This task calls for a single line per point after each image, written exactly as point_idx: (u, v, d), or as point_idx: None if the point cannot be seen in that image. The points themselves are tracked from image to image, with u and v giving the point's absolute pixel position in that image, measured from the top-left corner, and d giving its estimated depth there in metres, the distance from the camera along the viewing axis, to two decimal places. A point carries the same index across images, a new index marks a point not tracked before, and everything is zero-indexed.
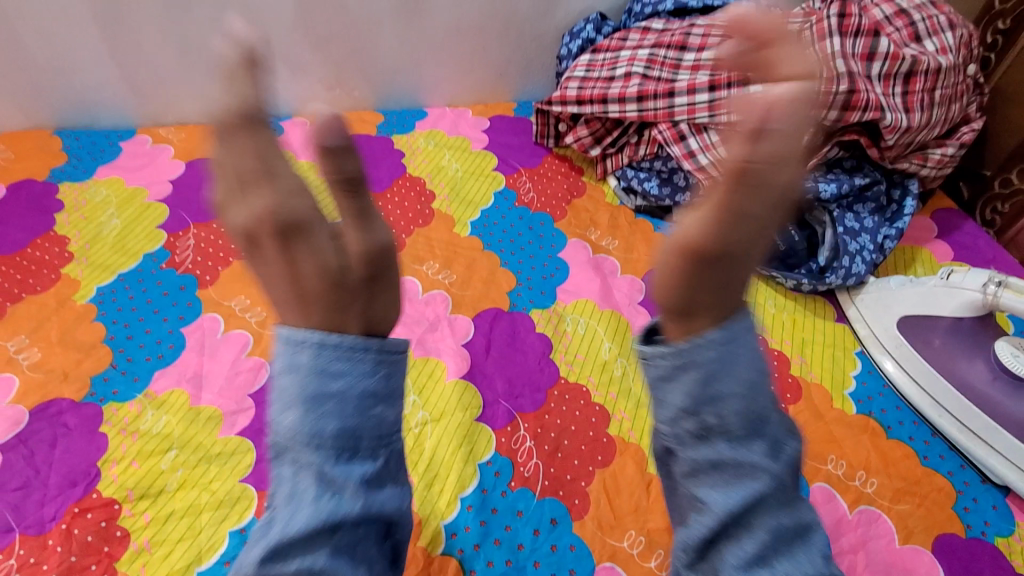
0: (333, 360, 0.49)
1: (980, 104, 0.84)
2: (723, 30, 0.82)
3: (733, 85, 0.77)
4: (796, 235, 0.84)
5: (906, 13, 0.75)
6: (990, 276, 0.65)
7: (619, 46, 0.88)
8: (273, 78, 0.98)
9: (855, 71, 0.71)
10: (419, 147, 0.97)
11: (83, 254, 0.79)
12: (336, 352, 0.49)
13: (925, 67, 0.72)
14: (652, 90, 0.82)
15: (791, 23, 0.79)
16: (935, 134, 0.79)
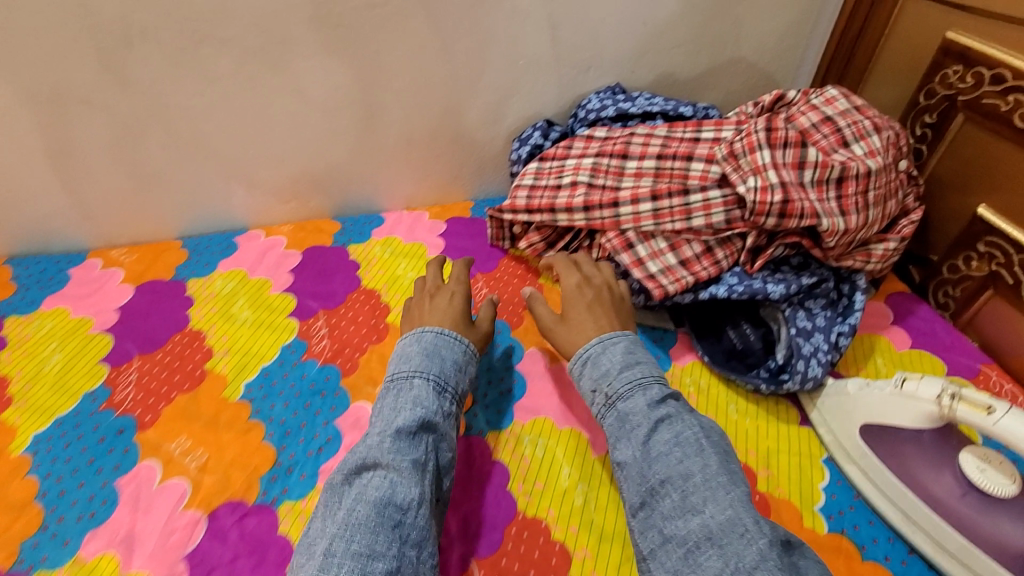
0: (415, 348, 0.71)
1: (918, 194, 0.87)
2: (662, 138, 0.85)
3: (674, 194, 0.80)
4: (753, 334, 0.83)
5: (832, 119, 0.78)
6: (943, 386, 0.62)
7: (564, 155, 0.90)
8: (227, 196, 0.99)
9: (787, 180, 0.73)
10: (374, 256, 0.97)
11: (19, 397, 0.76)
12: (421, 342, 0.72)
13: (856, 172, 0.74)
14: (597, 201, 0.83)
15: (725, 131, 0.83)
16: (874, 231, 0.80)
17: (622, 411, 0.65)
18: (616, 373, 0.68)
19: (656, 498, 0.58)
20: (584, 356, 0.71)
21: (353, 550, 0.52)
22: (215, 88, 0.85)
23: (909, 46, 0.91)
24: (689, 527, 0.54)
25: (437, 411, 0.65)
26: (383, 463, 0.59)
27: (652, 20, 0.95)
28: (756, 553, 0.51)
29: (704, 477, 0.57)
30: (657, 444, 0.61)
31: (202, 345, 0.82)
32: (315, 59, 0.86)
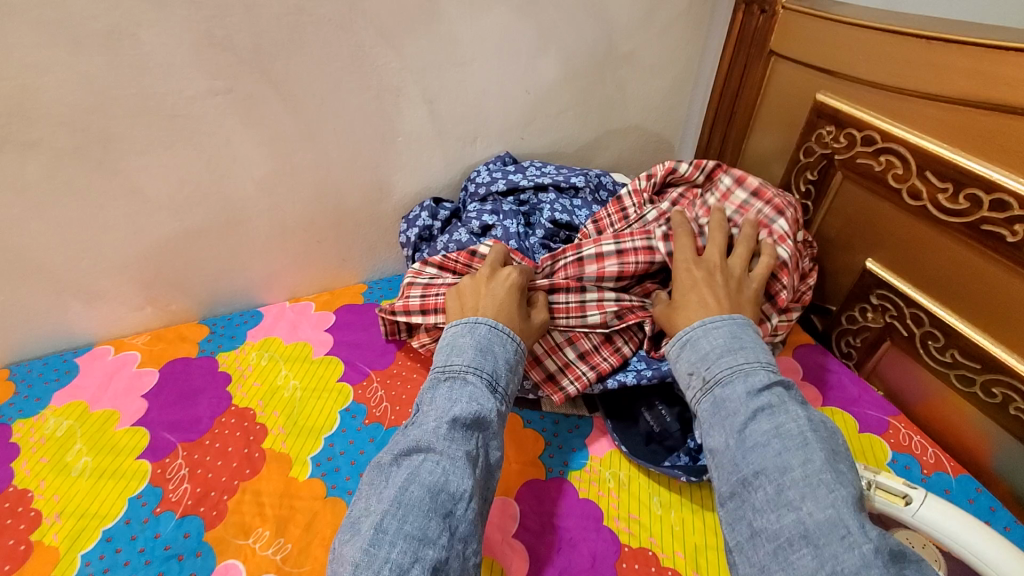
0: (468, 339, 0.66)
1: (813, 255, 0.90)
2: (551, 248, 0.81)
3: (571, 290, 0.77)
4: (667, 413, 0.78)
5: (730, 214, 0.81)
6: (859, 472, 0.58)
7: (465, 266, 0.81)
8: (63, 312, 0.84)
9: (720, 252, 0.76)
10: (249, 365, 0.85)
11: None
12: (473, 334, 0.66)
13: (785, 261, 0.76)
14: None
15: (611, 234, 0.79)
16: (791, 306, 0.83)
17: (718, 397, 0.58)
18: (717, 356, 0.61)
19: (749, 489, 0.52)
20: (683, 339, 0.66)
21: (404, 531, 0.50)
22: (25, 197, 0.72)
23: (783, 102, 0.92)
24: (783, 524, 0.48)
25: (491, 408, 0.60)
26: (436, 449, 0.55)
27: (534, 88, 0.91)
28: (857, 560, 0.44)
29: (805, 472, 0.50)
30: (753, 434, 0.54)
31: (26, 510, 0.68)
32: (150, 153, 0.75)
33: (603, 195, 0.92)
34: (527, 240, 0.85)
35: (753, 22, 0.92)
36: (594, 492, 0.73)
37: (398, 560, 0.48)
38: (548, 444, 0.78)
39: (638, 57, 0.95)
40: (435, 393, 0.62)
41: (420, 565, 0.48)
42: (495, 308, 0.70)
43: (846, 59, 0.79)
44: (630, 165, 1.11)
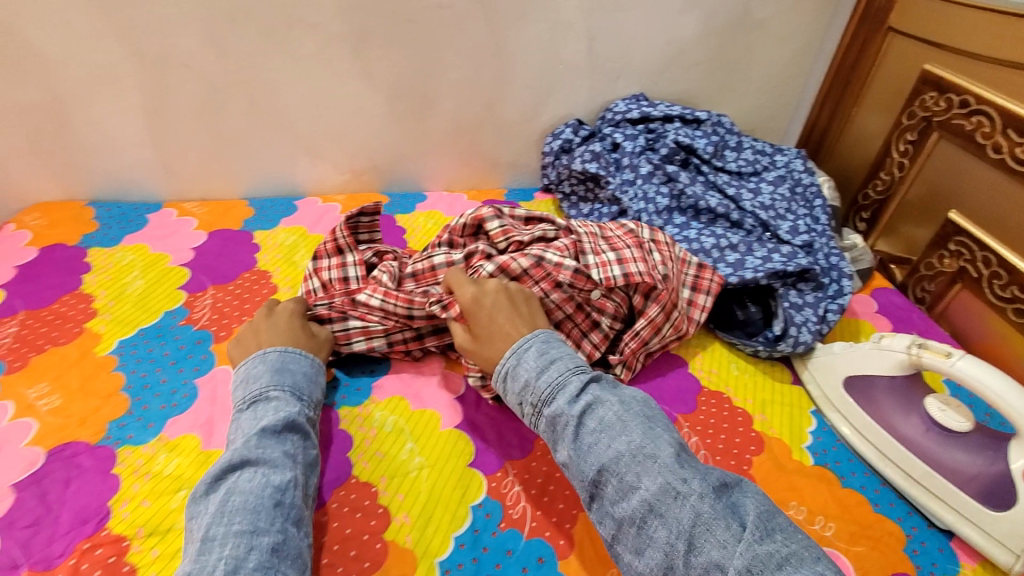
0: (261, 367, 0.67)
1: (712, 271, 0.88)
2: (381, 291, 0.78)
3: (400, 312, 0.77)
4: (755, 310, 0.91)
5: (542, 263, 0.77)
6: (912, 339, 0.74)
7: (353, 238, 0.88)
8: (293, 163, 1.11)
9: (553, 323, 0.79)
10: (419, 225, 1.09)
11: (107, 310, 0.86)
12: (265, 361, 0.68)
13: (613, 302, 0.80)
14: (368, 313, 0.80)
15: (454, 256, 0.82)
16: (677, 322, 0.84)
17: (550, 415, 0.57)
18: (536, 377, 0.60)
19: (599, 487, 0.53)
20: (503, 372, 0.63)
21: (233, 530, 0.50)
22: (298, 66, 0.99)
23: (894, 75, 1.07)
24: (632, 507, 0.50)
25: (299, 414, 0.64)
26: (251, 459, 0.56)
27: (676, 39, 1.10)
28: (691, 511, 0.48)
29: (631, 454, 0.52)
30: (585, 436, 0.55)
31: (267, 282, 0.93)
32: (386, 47, 1.00)
33: (720, 131, 1.12)
34: (652, 156, 1.06)
35: (875, 3, 1.08)
36: (682, 351, 0.89)
37: (232, 555, 0.48)
38: None
39: (768, 25, 1.12)
40: (237, 401, 0.64)
41: (256, 549, 0.49)
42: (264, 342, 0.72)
43: (954, 35, 0.95)
44: (743, 123, 1.26)
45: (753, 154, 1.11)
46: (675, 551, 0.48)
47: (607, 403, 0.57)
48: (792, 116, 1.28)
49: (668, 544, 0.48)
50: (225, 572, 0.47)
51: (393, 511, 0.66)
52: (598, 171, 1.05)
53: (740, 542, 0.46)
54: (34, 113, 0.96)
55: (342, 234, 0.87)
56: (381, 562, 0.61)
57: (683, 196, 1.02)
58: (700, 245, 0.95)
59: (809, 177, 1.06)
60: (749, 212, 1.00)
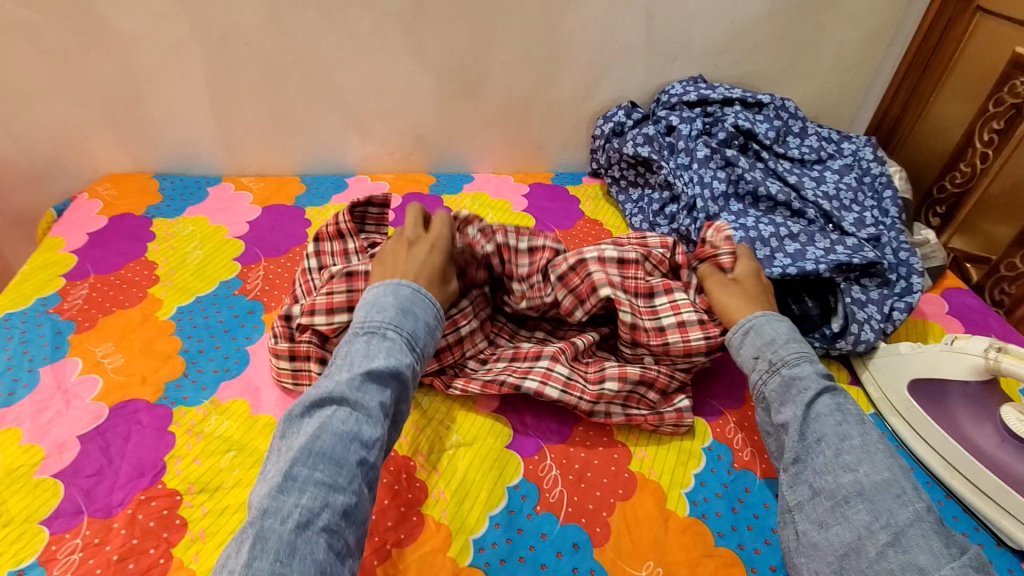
0: (390, 299, 0.64)
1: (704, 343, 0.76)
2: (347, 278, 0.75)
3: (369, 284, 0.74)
4: (812, 304, 0.88)
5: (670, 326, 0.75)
6: (990, 343, 0.70)
7: (356, 225, 0.85)
8: (344, 141, 1.13)
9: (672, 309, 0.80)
10: (466, 206, 1.08)
11: (168, 278, 0.90)
12: (397, 295, 0.65)
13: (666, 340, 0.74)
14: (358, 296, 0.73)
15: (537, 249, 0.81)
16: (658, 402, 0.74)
17: (789, 376, 0.62)
18: (784, 343, 0.66)
19: (810, 454, 0.57)
20: (746, 326, 0.69)
21: (315, 479, 0.50)
22: (354, 44, 1.00)
23: (978, 59, 1.00)
24: (840, 483, 0.54)
25: (407, 369, 0.59)
26: (348, 400, 0.55)
27: (740, 19, 1.05)
28: (911, 513, 0.50)
29: (863, 441, 0.56)
30: (817, 407, 0.59)
31: None
32: (441, 26, 1.00)
33: (783, 116, 1.07)
34: (709, 140, 1.02)
35: None
36: None
37: (307, 506, 0.49)
38: None
39: (841, 4, 1.05)
40: (349, 336, 0.61)
41: (330, 509, 0.49)
42: (405, 266, 0.69)
43: None
44: (807, 109, 1.20)
45: (817, 141, 1.06)
46: (872, 537, 0.49)
47: (837, 394, 0.61)
48: (862, 102, 1.20)
49: (865, 527, 0.50)
50: (299, 524, 0.47)
51: (430, 486, 0.66)
52: (651, 155, 1.02)
53: (953, 561, 0.47)
54: (108, 86, 1.01)
55: (344, 219, 0.84)
56: (415, 536, 0.62)
57: (740, 182, 0.98)
58: (757, 234, 0.91)
59: (879, 167, 1.00)
60: (812, 202, 0.95)
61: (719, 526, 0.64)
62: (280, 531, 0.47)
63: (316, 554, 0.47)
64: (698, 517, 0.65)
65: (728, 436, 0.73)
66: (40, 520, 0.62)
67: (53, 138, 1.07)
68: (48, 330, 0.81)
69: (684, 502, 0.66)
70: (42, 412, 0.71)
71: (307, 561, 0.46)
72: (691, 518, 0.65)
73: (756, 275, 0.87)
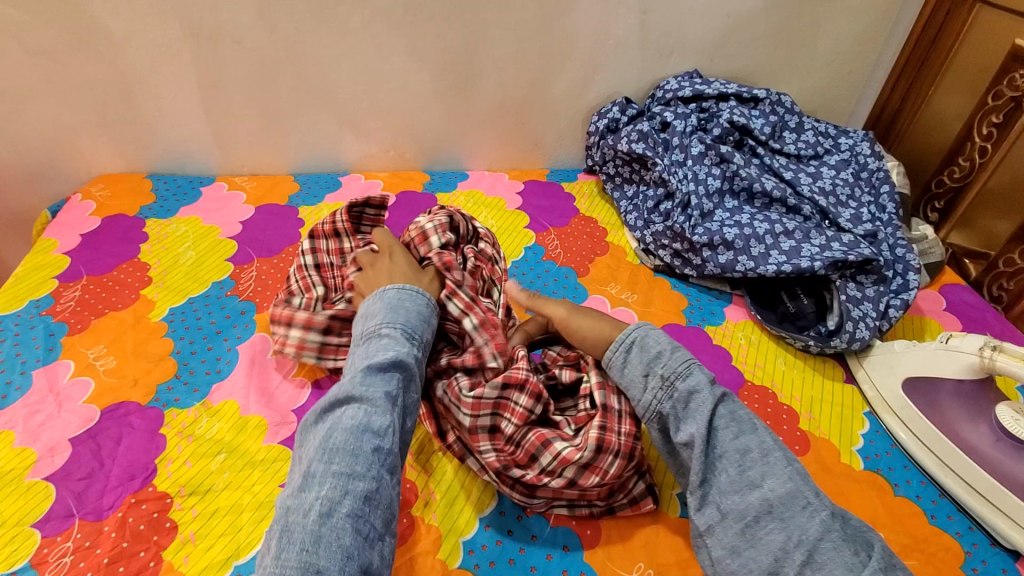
0: (377, 304, 0.64)
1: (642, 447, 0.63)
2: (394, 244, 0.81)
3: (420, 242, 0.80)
4: (807, 301, 0.88)
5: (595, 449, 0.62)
6: (985, 341, 0.69)
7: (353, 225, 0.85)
8: (338, 139, 1.12)
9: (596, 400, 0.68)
10: (460, 204, 1.08)
11: (161, 279, 0.90)
12: (383, 299, 0.65)
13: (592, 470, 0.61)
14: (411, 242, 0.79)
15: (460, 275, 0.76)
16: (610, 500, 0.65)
17: (683, 389, 0.60)
18: (668, 354, 0.63)
19: (714, 473, 0.57)
20: (626, 342, 0.65)
21: (331, 471, 0.49)
22: (345, 41, 0.99)
23: (978, 52, 0.99)
24: (748, 502, 0.54)
25: (409, 356, 0.59)
26: (355, 395, 0.54)
27: (735, 13, 1.04)
28: (819, 525, 0.51)
29: (762, 452, 0.56)
30: (716, 420, 0.58)
31: None
32: (432, 23, 0.99)
33: (779, 110, 1.05)
34: (704, 135, 1.01)
35: None
36: (725, 342, 0.84)
37: (327, 496, 0.47)
38: (691, 303, 0.90)
39: None
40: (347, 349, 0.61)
41: (351, 496, 0.47)
42: (389, 278, 0.70)
43: None
44: (806, 103, 1.18)
45: (814, 136, 1.05)
46: (790, 558, 0.50)
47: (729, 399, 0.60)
48: (861, 96, 1.18)
49: (781, 549, 0.51)
50: (320, 514, 0.46)
51: (420, 486, 0.66)
52: (646, 152, 1.01)
53: (864, 568, 0.49)
54: (99, 87, 1.01)
55: (341, 217, 0.84)
56: (406, 537, 0.61)
57: (735, 178, 0.97)
58: (752, 231, 0.90)
59: (876, 162, 0.99)
60: (808, 198, 0.94)
61: None
62: (302, 523, 0.45)
63: (342, 540, 0.45)
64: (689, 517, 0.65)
65: None
66: (32, 523, 0.62)
67: (47, 139, 1.07)
68: (41, 332, 0.81)
69: (676, 502, 0.66)
70: (35, 415, 0.71)
71: (333, 548, 0.44)
72: (683, 519, 0.65)
73: (750, 272, 0.87)
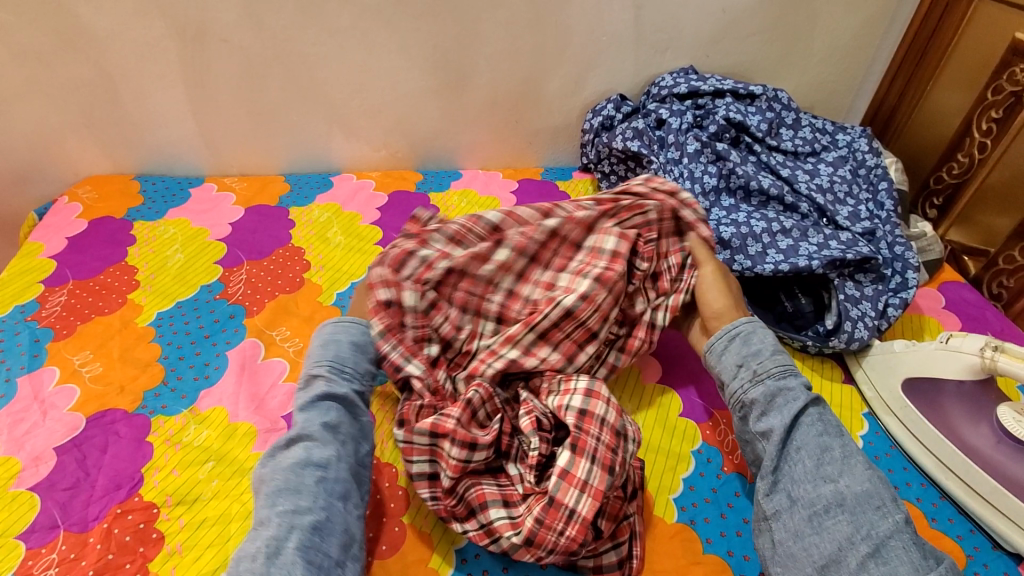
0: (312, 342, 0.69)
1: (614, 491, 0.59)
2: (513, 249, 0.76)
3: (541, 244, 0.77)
4: (805, 301, 0.86)
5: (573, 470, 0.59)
6: (987, 341, 0.68)
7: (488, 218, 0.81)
8: (328, 138, 1.10)
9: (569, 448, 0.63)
10: (453, 204, 1.06)
11: (149, 283, 0.89)
12: (318, 334, 0.69)
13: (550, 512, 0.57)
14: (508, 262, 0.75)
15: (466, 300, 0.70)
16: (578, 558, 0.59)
17: (774, 386, 0.63)
18: (768, 353, 0.66)
19: (790, 462, 0.59)
20: (733, 332, 0.69)
21: (277, 511, 0.53)
22: (334, 39, 0.97)
23: (979, 45, 0.97)
24: (821, 493, 0.56)
25: (342, 390, 0.64)
26: (293, 437, 0.59)
27: (731, 8, 1.02)
28: (891, 525, 0.53)
29: (844, 452, 0.58)
30: (804, 418, 0.61)
31: (301, 259, 0.94)
32: (423, 19, 0.97)
33: (776, 107, 1.04)
34: (700, 133, 1.00)
35: None
36: None
37: (274, 536, 0.52)
38: None
39: None
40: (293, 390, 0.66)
41: (298, 530, 0.52)
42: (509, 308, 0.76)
43: None
44: (802, 99, 1.17)
45: (811, 133, 1.03)
46: (853, 550, 0.52)
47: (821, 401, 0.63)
48: (858, 91, 1.17)
49: (846, 540, 0.53)
50: (268, 553, 0.50)
51: (412, 493, 0.65)
52: (641, 149, 0.99)
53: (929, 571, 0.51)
54: (84, 87, 0.99)
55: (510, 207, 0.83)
56: (398, 547, 0.61)
57: (731, 176, 0.96)
58: (749, 229, 0.88)
59: (874, 158, 0.98)
60: (805, 196, 0.93)
61: (708, 532, 0.63)
62: (252, 568, 0.50)
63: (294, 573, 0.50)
64: (686, 523, 0.64)
65: (719, 439, 0.72)
66: (17, 535, 0.60)
67: (31, 139, 1.05)
68: (25, 338, 0.80)
69: (672, 507, 0.65)
70: (19, 423, 0.70)
71: None
72: (680, 525, 0.64)
73: (747, 272, 0.85)
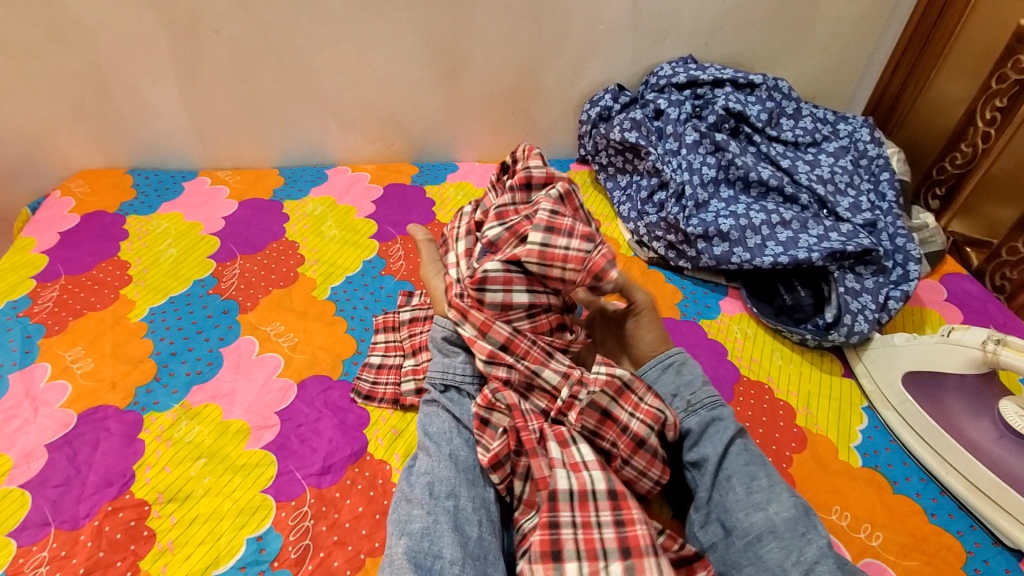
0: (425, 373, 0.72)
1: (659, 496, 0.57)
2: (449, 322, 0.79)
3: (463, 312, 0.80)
4: (805, 294, 0.86)
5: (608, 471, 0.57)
6: (990, 334, 0.67)
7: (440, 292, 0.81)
8: (323, 132, 1.09)
9: (608, 404, 0.62)
10: (449, 197, 1.05)
11: (141, 278, 0.88)
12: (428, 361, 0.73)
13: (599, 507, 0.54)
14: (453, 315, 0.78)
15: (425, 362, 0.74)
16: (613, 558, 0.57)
17: (703, 416, 0.64)
18: (698, 385, 0.67)
19: (722, 492, 0.58)
20: (665, 361, 0.69)
21: (393, 521, 0.55)
22: (326, 30, 0.96)
23: (983, 31, 0.95)
24: (752, 521, 0.55)
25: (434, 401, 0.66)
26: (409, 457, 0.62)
27: None
28: (817, 550, 0.52)
29: (770, 481, 0.57)
30: (732, 447, 0.61)
31: (295, 253, 0.93)
32: (416, 9, 0.95)
33: (776, 96, 1.02)
34: (698, 123, 0.98)
35: None
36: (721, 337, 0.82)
37: (390, 545, 0.52)
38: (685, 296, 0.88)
39: None
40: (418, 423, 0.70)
41: (406, 536, 0.52)
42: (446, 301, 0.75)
43: None
44: (803, 90, 1.15)
45: (812, 122, 1.01)
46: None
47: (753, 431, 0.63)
48: (859, 82, 1.15)
49: (778, 567, 0.52)
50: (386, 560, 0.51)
51: None
52: (639, 140, 0.98)
53: None
54: (75, 80, 0.98)
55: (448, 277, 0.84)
56: None
57: (731, 167, 0.94)
58: (748, 221, 0.87)
59: (876, 149, 0.96)
60: (805, 187, 0.92)
61: None
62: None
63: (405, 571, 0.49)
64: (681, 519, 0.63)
65: None
66: (7, 532, 0.60)
67: (22, 133, 1.03)
68: (17, 334, 0.79)
69: None
70: (10, 421, 0.69)
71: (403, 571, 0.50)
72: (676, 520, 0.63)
73: (746, 264, 0.84)
